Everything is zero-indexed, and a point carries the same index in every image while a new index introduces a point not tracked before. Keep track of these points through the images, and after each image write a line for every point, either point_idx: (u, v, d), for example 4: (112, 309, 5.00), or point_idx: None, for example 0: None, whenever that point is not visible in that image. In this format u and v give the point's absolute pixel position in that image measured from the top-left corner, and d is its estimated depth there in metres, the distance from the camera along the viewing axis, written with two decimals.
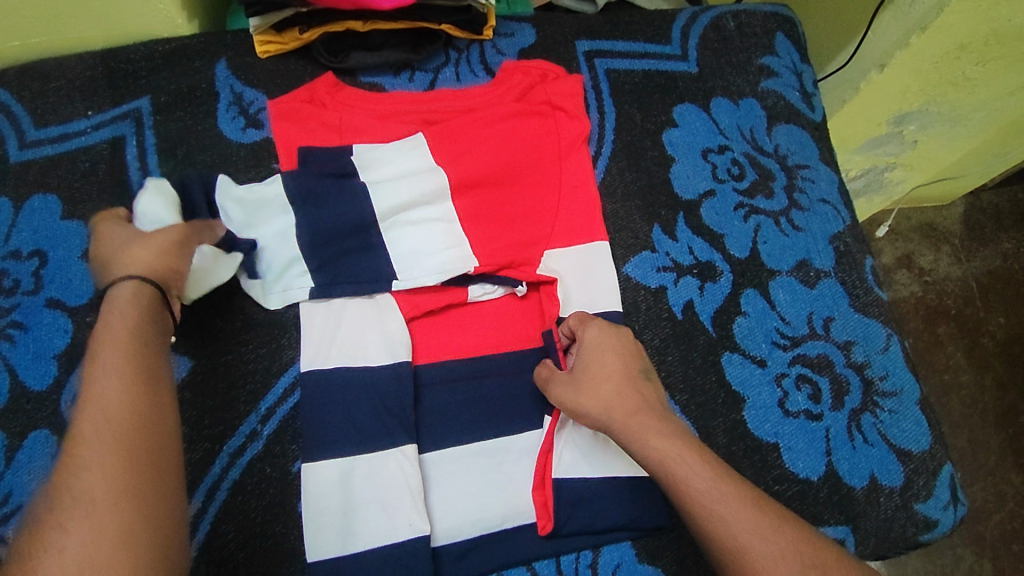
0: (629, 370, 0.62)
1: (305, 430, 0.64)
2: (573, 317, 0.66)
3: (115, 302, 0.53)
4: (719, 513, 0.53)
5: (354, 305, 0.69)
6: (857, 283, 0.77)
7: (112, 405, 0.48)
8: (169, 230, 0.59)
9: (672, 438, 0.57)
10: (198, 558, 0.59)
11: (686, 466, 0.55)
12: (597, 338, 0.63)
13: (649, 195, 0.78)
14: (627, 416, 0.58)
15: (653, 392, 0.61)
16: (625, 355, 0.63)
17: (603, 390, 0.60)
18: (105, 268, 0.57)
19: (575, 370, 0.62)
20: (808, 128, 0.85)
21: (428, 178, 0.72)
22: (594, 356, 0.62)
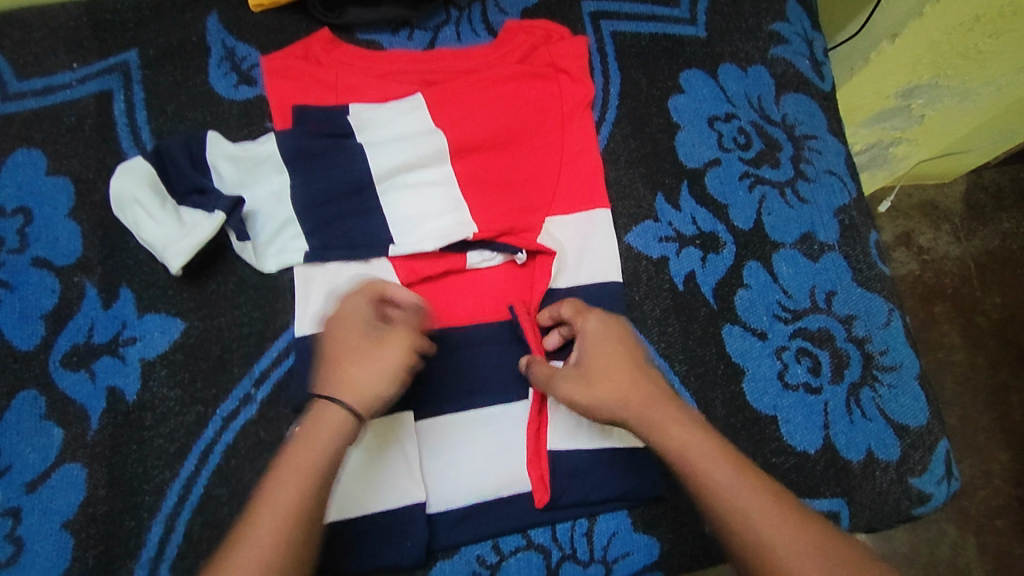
0: (635, 361, 0.61)
1: (299, 395, 0.63)
2: (567, 305, 0.65)
3: (317, 418, 0.55)
4: (742, 511, 0.52)
5: (349, 270, 0.67)
6: (861, 257, 0.76)
7: (277, 509, 0.50)
8: (398, 353, 0.59)
9: (692, 429, 0.56)
10: (193, 520, 0.59)
11: (708, 460, 0.54)
12: (597, 328, 0.62)
13: (653, 163, 0.77)
14: (643, 412, 0.58)
15: (660, 382, 0.61)
16: (625, 342, 0.62)
17: (612, 385, 0.59)
18: (336, 365, 0.58)
19: (581, 365, 0.61)
20: (817, 97, 0.83)
21: (427, 141, 0.70)
22: (597, 348, 0.61)
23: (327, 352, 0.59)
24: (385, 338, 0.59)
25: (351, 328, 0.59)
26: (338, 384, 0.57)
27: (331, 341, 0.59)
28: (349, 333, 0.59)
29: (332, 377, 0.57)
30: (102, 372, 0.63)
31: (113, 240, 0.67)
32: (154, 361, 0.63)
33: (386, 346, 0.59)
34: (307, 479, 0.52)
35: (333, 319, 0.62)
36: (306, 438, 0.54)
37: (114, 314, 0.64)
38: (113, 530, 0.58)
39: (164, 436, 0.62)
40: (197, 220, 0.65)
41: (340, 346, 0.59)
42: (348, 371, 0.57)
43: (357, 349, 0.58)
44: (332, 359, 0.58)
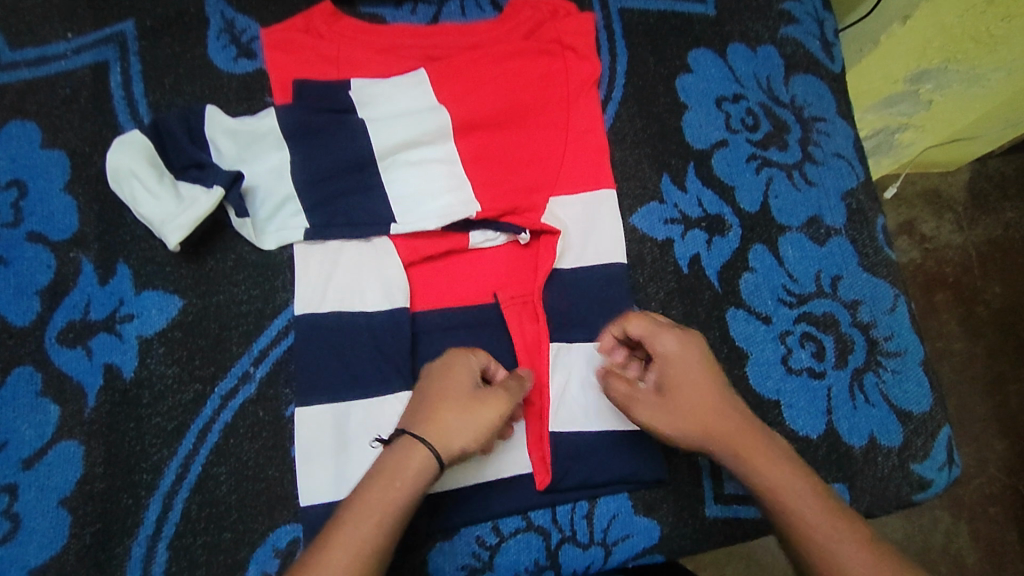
0: (719, 386, 0.59)
1: (298, 374, 0.62)
2: (639, 319, 0.61)
3: (397, 457, 0.54)
4: (832, 551, 0.52)
5: (350, 248, 0.66)
6: (867, 241, 0.75)
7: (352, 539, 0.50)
8: (490, 410, 0.57)
9: (780, 461, 0.56)
10: (191, 498, 0.59)
11: (797, 495, 0.55)
12: (680, 348, 0.59)
13: (660, 143, 0.75)
14: (731, 442, 0.57)
15: (742, 406, 0.59)
16: (707, 364, 0.60)
17: (699, 414, 0.58)
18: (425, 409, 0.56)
19: (665, 390, 0.59)
20: (826, 78, 0.81)
21: (429, 117, 0.68)
22: (681, 372, 0.59)
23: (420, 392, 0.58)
24: (486, 396, 0.57)
25: (455, 377, 0.58)
26: (428, 428, 0.55)
27: (427, 384, 0.58)
28: (449, 381, 0.58)
29: (422, 419, 0.56)
30: (99, 349, 0.62)
31: (109, 215, 0.65)
32: (152, 339, 0.63)
33: (485, 404, 0.57)
34: (387, 517, 0.52)
35: (433, 362, 0.61)
36: (385, 474, 0.53)
37: (111, 291, 0.63)
38: (110, 507, 0.58)
39: (162, 414, 0.61)
40: (195, 195, 0.64)
41: (436, 391, 0.57)
42: (439, 418, 0.56)
43: (453, 400, 0.56)
44: (428, 404, 0.57)
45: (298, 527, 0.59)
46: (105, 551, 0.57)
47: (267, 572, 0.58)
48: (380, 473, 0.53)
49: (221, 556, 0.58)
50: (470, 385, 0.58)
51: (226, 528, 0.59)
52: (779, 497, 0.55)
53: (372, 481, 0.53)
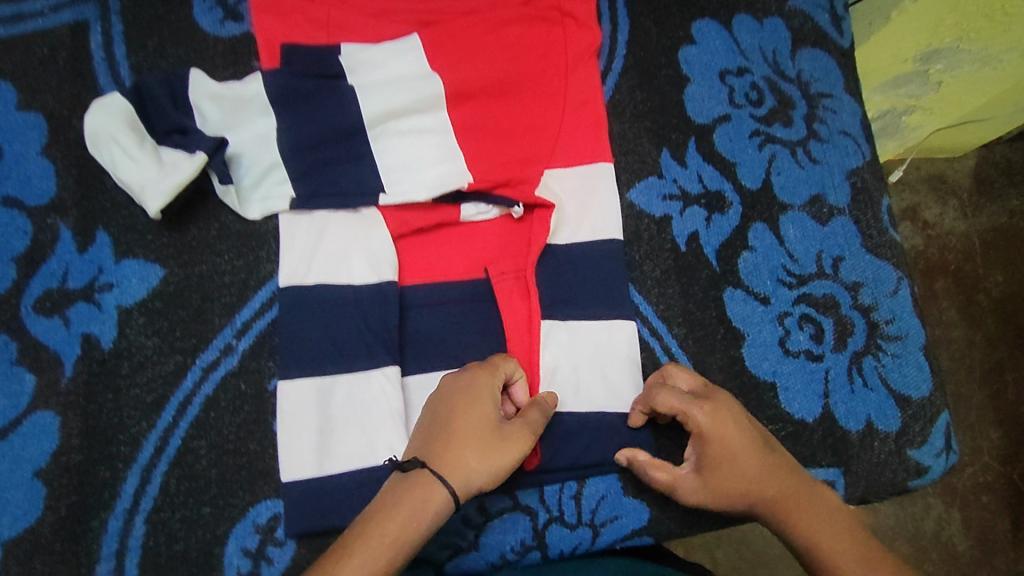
0: (761, 448, 0.57)
1: (281, 347, 0.61)
2: (665, 393, 0.59)
3: (414, 495, 0.51)
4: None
5: (337, 219, 0.64)
6: (871, 222, 0.73)
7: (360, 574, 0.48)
8: (512, 449, 0.54)
9: (825, 517, 0.56)
10: (170, 472, 0.58)
11: (841, 551, 0.54)
12: (717, 423, 0.57)
13: (660, 117, 0.73)
14: (779, 505, 0.56)
15: (783, 459, 0.58)
16: (744, 428, 0.57)
17: (741, 485, 0.56)
18: (446, 444, 0.53)
19: (704, 470, 0.57)
20: (834, 53, 0.78)
21: (421, 84, 0.66)
22: (720, 448, 0.57)
23: (441, 416, 0.54)
24: (510, 435, 0.55)
25: (482, 408, 0.54)
26: (450, 469, 0.52)
27: (451, 410, 0.54)
28: (475, 413, 0.54)
29: (444, 455, 0.52)
30: (77, 319, 0.60)
31: (88, 181, 0.63)
32: (131, 309, 0.61)
33: (508, 443, 0.54)
34: (392, 557, 0.49)
35: (453, 376, 0.56)
36: (399, 513, 0.50)
37: (89, 259, 0.61)
38: (87, 480, 0.57)
39: (141, 385, 0.59)
40: (177, 160, 0.61)
41: (460, 425, 0.53)
42: (461, 458, 0.52)
43: (479, 438, 0.53)
44: (448, 437, 0.53)
45: (279, 503, 0.58)
46: (82, 524, 0.56)
47: (246, 547, 0.57)
48: (390, 507, 0.50)
49: (200, 531, 0.57)
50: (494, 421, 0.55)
51: (205, 502, 0.58)
52: (827, 555, 0.54)
53: (379, 514, 0.50)
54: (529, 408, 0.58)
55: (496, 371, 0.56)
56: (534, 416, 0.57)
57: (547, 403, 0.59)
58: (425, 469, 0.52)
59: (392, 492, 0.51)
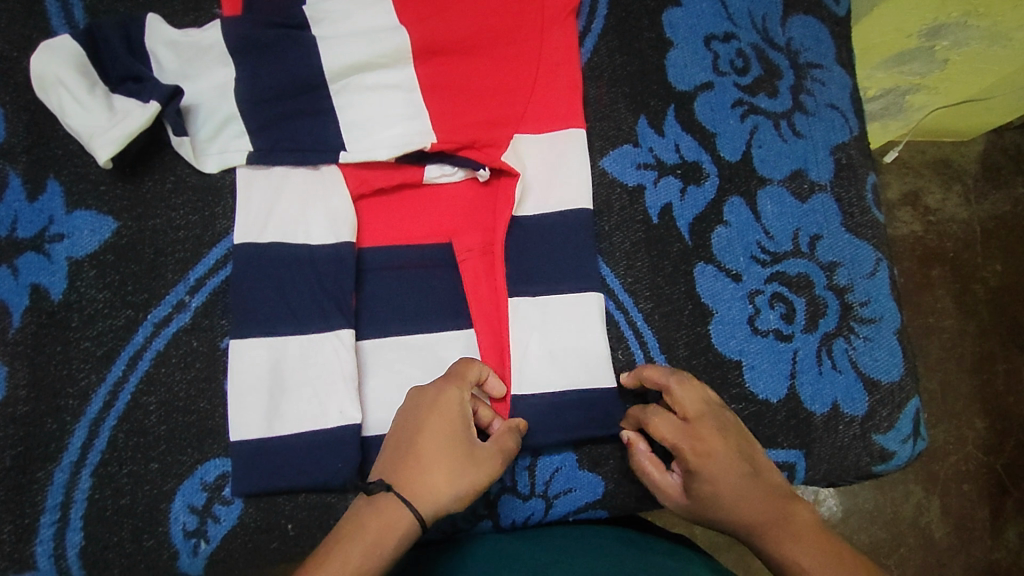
0: (748, 478, 0.55)
1: (233, 306, 0.59)
2: (660, 423, 0.57)
3: (378, 521, 0.49)
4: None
5: (296, 176, 0.62)
6: (854, 200, 0.71)
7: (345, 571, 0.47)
8: (480, 472, 0.52)
9: (807, 539, 0.53)
10: (118, 427, 0.57)
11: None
12: (703, 459, 0.55)
13: (640, 82, 0.70)
14: (761, 533, 0.54)
15: (770, 482, 0.56)
16: (732, 457, 0.55)
17: (728, 510, 0.54)
18: (407, 465, 0.51)
19: (692, 500, 0.56)
20: (827, 22, 0.75)
21: (387, 37, 0.63)
22: (706, 484, 0.55)
23: (407, 436, 0.52)
24: (481, 454, 0.53)
25: (449, 427, 0.52)
26: (418, 493, 0.50)
27: (418, 430, 0.52)
28: (442, 435, 0.52)
29: (411, 479, 0.51)
30: (26, 269, 0.58)
31: (39, 127, 0.61)
32: (82, 261, 0.59)
33: (474, 466, 0.52)
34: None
35: (420, 391, 0.54)
36: (364, 541, 0.48)
37: (40, 208, 0.59)
38: (33, 432, 0.56)
39: (91, 339, 0.58)
40: (129, 108, 0.58)
41: (425, 447, 0.52)
42: (431, 480, 0.51)
43: (449, 459, 0.52)
44: (411, 458, 0.51)
45: (227, 462, 0.57)
46: (26, 475, 0.55)
47: (193, 505, 0.56)
48: (351, 534, 0.49)
49: (146, 487, 0.56)
50: (461, 443, 0.52)
51: (153, 458, 0.57)
52: None
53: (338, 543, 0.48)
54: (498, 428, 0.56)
55: (463, 385, 0.54)
56: (502, 433, 0.56)
57: (517, 424, 0.57)
58: (390, 493, 0.50)
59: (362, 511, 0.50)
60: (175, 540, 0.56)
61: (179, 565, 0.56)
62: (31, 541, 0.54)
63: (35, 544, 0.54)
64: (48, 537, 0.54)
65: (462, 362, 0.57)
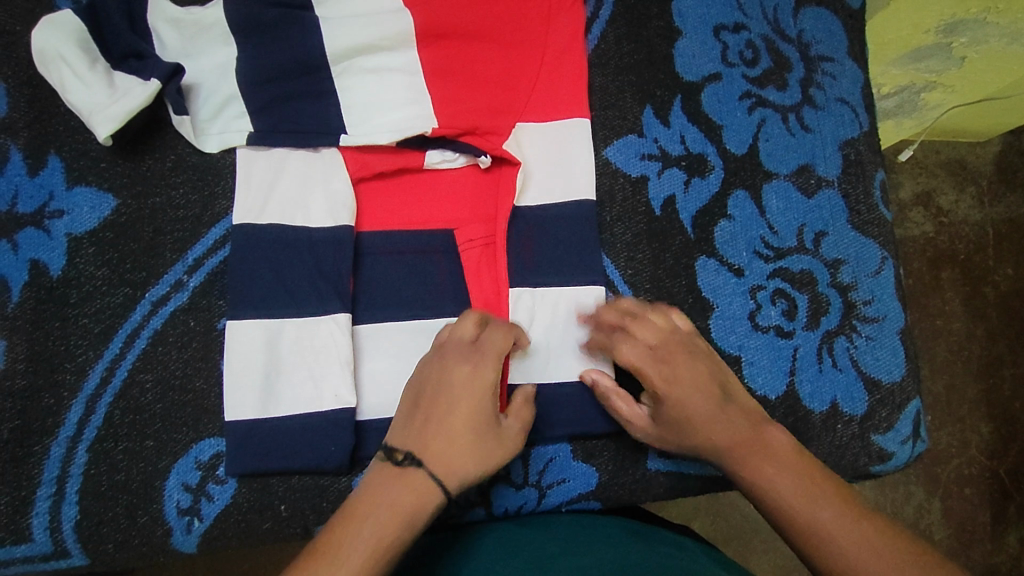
0: (719, 402, 0.55)
1: (231, 286, 0.59)
2: (626, 347, 0.57)
3: (409, 495, 0.49)
4: (820, 537, 0.48)
5: (297, 158, 0.62)
6: (861, 197, 0.69)
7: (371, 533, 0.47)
8: (504, 450, 0.53)
9: (779, 461, 0.52)
10: (114, 404, 0.57)
11: (795, 497, 0.50)
12: (671, 381, 0.56)
13: (646, 71, 0.69)
14: (733, 456, 0.54)
15: (741, 410, 0.56)
16: (701, 380, 0.56)
17: (698, 435, 0.55)
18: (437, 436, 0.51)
19: (660, 426, 0.57)
20: (841, 14, 0.74)
21: (390, 20, 0.62)
22: (674, 406, 0.55)
23: (439, 411, 0.52)
24: (505, 432, 0.54)
25: (481, 406, 0.53)
26: (449, 469, 0.51)
27: (451, 407, 0.52)
28: (473, 409, 0.52)
29: (443, 455, 0.51)
30: (26, 244, 0.58)
31: (41, 102, 0.61)
32: (82, 238, 0.59)
33: (499, 445, 0.53)
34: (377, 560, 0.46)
35: (452, 362, 0.53)
36: (395, 506, 0.48)
37: (40, 183, 0.59)
38: (30, 406, 0.56)
39: (90, 315, 0.58)
40: (130, 86, 0.58)
41: (455, 420, 0.52)
42: (459, 456, 0.51)
43: (479, 439, 0.52)
44: (438, 427, 0.51)
45: (221, 442, 0.57)
46: (23, 449, 0.55)
47: (187, 483, 0.57)
48: (380, 504, 0.48)
49: (142, 464, 0.56)
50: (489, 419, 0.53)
51: (149, 436, 0.57)
52: (786, 505, 0.50)
53: (365, 512, 0.48)
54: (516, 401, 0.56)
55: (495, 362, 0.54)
56: (518, 408, 0.56)
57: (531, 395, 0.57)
58: (420, 468, 0.50)
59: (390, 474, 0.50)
60: (169, 518, 0.56)
61: (173, 543, 0.56)
62: (27, 514, 0.55)
63: (31, 516, 0.55)
64: (44, 510, 0.55)
65: (495, 328, 0.56)
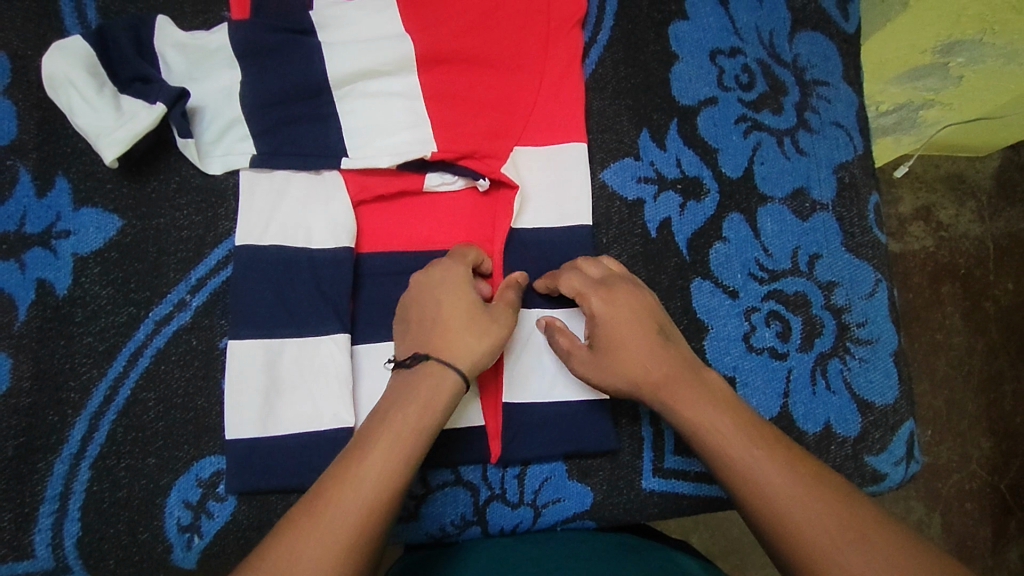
0: (655, 336, 0.57)
1: (233, 306, 0.60)
2: (570, 275, 0.60)
3: (428, 384, 0.52)
4: (755, 478, 0.49)
5: (298, 181, 0.63)
6: (855, 220, 0.70)
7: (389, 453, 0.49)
8: (501, 323, 0.56)
9: (712, 401, 0.54)
10: (117, 422, 0.58)
11: (723, 431, 0.52)
12: (608, 305, 0.58)
13: (643, 96, 0.70)
14: (660, 388, 0.55)
15: (679, 350, 0.58)
16: (640, 313, 0.58)
17: (631, 363, 0.56)
18: (440, 331, 0.55)
19: (597, 354, 0.58)
20: (836, 39, 0.75)
21: (392, 46, 0.64)
22: (609, 327, 0.58)
23: (431, 314, 0.55)
24: (497, 310, 0.57)
25: (467, 296, 0.56)
26: (453, 352, 0.54)
27: (440, 304, 0.56)
28: (461, 302, 0.56)
29: (444, 342, 0.54)
30: (33, 264, 0.60)
31: (50, 125, 0.62)
32: (87, 258, 0.60)
33: (495, 320, 0.56)
34: (394, 480, 0.48)
35: (425, 274, 0.58)
36: (414, 400, 0.51)
37: (48, 205, 0.61)
38: (35, 423, 0.57)
39: (94, 334, 0.59)
40: (136, 110, 0.59)
41: (449, 312, 0.55)
42: (462, 341, 0.54)
43: (475, 320, 0.55)
44: (436, 325, 0.55)
45: (222, 460, 0.58)
46: (27, 465, 0.56)
47: (188, 500, 0.58)
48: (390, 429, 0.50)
49: (143, 481, 0.57)
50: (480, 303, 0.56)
51: (151, 453, 0.58)
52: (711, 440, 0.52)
53: (376, 440, 0.49)
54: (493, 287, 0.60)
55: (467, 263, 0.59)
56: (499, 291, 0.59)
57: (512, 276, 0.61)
58: (430, 361, 0.53)
59: (388, 397, 0.52)
60: (169, 534, 0.57)
61: (174, 559, 0.57)
62: (30, 530, 0.56)
63: (34, 532, 0.56)
64: (46, 527, 0.56)
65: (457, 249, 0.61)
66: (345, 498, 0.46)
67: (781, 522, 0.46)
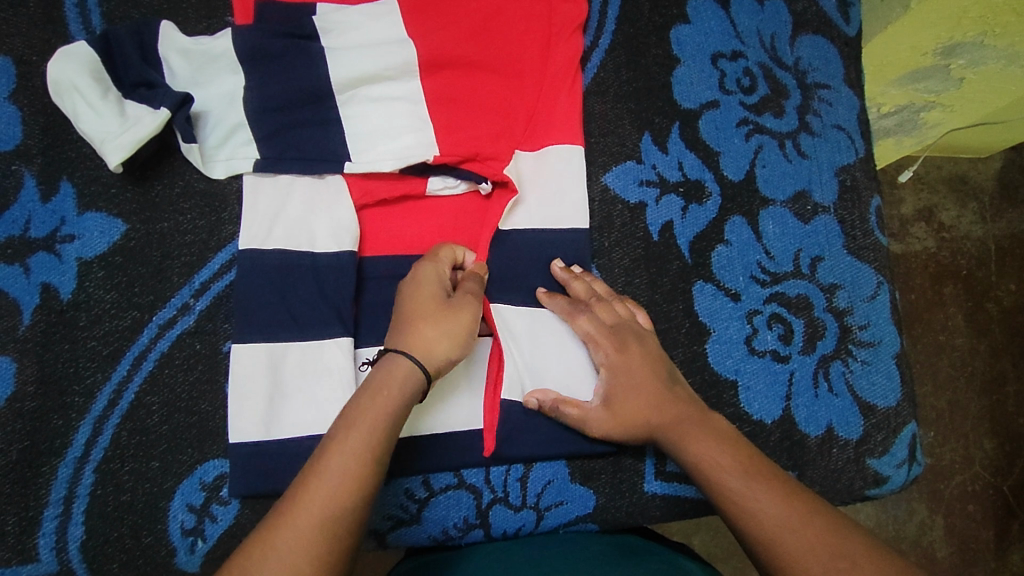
0: (666, 384, 0.59)
1: (236, 310, 0.61)
2: (584, 320, 0.62)
3: (380, 374, 0.53)
4: (752, 509, 0.51)
5: (301, 185, 0.63)
6: (857, 223, 0.71)
7: (348, 450, 0.49)
8: (458, 314, 0.56)
9: (717, 438, 0.56)
10: (121, 426, 0.58)
11: (727, 467, 0.53)
12: (623, 357, 0.60)
13: (644, 99, 0.70)
14: (672, 431, 0.57)
15: (687, 392, 0.60)
16: (652, 361, 0.60)
17: (643, 414, 0.58)
18: (399, 325, 0.55)
19: (613, 412, 0.59)
20: (837, 42, 0.75)
21: (394, 50, 0.64)
22: (621, 383, 0.60)
23: (398, 312, 0.57)
24: (459, 302, 0.57)
25: (432, 289, 0.57)
26: (411, 341, 0.54)
27: (404, 299, 0.57)
28: (421, 294, 0.56)
29: (403, 334, 0.55)
30: (38, 268, 0.60)
31: (54, 130, 0.62)
32: (91, 262, 0.61)
33: (453, 310, 0.56)
34: (358, 472, 0.48)
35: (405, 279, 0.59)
36: (368, 388, 0.52)
37: (52, 209, 0.61)
38: (39, 427, 0.57)
39: (98, 338, 0.60)
40: (140, 115, 0.60)
41: (408, 305, 0.56)
42: (417, 331, 0.55)
43: (431, 310, 0.55)
44: (399, 320, 0.56)
45: (226, 463, 0.58)
46: (31, 469, 0.56)
47: (191, 504, 0.58)
48: (353, 425, 0.50)
49: (147, 484, 0.58)
50: (438, 294, 0.57)
51: (155, 457, 0.58)
52: (716, 479, 0.53)
53: (340, 431, 0.49)
54: (465, 280, 0.59)
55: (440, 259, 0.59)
56: (470, 284, 0.59)
57: (475, 274, 0.60)
58: (387, 354, 0.54)
59: (357, 387, 0.53)
60: (173, 538, 0.57)
61: (176, 563, 0.57)
62: (34, 534, 0.56)
63: (38, 536, 0.56)
64: (50, 531, 0.56)
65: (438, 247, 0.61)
66: (313, 491, 0.47)
67: (777, 555, 0.48)
